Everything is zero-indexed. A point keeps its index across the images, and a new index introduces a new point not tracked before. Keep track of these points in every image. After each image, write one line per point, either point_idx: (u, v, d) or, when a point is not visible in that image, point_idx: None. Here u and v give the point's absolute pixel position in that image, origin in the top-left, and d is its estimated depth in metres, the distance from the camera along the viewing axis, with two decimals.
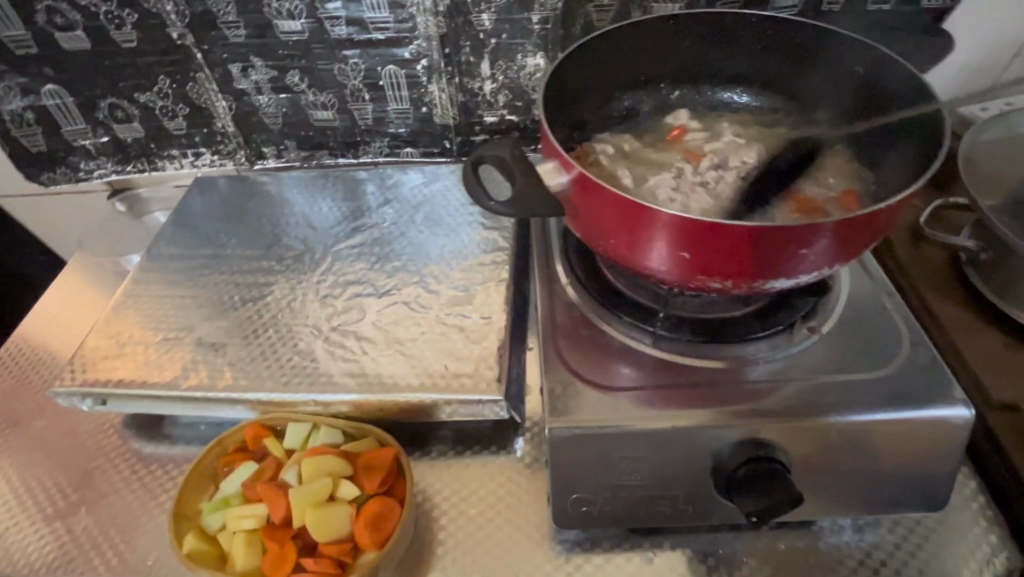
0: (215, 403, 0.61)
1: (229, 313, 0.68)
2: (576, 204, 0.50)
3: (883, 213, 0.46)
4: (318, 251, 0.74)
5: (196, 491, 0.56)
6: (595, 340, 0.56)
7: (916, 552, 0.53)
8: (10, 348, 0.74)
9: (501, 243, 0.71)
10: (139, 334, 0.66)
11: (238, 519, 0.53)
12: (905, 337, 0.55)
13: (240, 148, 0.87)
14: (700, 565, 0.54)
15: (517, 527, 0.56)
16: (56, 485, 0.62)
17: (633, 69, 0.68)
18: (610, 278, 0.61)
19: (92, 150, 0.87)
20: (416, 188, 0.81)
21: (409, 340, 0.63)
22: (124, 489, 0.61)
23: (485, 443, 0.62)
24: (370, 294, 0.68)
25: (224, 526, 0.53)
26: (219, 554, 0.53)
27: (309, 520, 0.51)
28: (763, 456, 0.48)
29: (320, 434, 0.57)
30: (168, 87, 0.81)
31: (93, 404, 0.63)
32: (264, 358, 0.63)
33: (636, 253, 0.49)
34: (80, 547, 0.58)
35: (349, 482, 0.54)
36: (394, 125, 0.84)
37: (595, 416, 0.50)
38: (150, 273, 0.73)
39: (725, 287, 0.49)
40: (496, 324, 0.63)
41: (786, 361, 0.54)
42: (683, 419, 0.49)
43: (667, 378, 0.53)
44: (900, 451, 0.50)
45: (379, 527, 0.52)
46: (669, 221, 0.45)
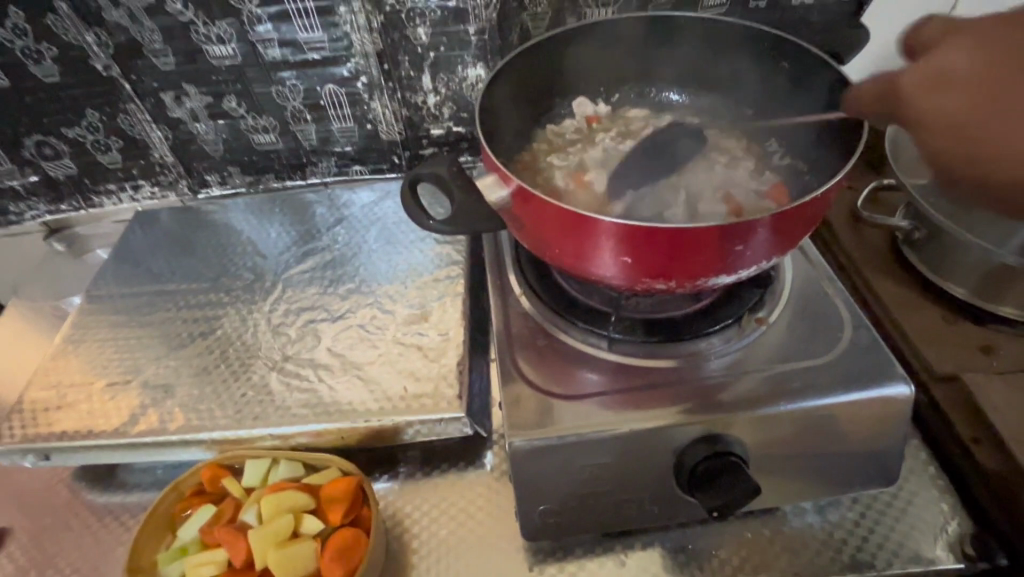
0: (167, 447, 0.58)
1: (178, 351, 0.65)
2: (519, 216, 0.50)
3: (815, 204, 0.47)
4: (268, 279, 0.72)
5: (153, 540, 0.54)
6: (552, 349, 0.56)
7: (875, 528, 0.55)
8: None
9: (455, 257, 0.71)
10: (82, 381, 0.63)
11: (197, 567, 0.51)
12: (848, 320, 0.57)
13: (181, 178, 0.85)
14: (672, 562, 0.54)
15: (489, 543, 0.56)
16: (8, 545, 0.59)
17: (571, 76, 0.69)
18: (563, 285, 0.61)
19: (22, 191, 0.83)
20: (366, 207, 0.80)
21: (366, 364, 0.62)
22: (77, 546, 0.59)
23: (453, 460, 0.62)
24: (325, 319, 0.66)
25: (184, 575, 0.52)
26: None
27: (273, 560, 0.50)
28: (721, 450, 0.48)
29: (280, 469, 0.56)
30: (98, 120, 0.78)
31: (37, 460, 0.60)
32: (216, 395, 0.61)
33: (582, 260, 0.49)
34: None
35: (312, 516, 0.53)
36: (339, 144, 0.83)
37: (555, 427, 0.50)
38: (91, 314, 0.70)
39: (670, 288, 0.49)
40: (454, 339, 0.63)
41: (737, 354, 0.55)
42: (640, 422, 0.49)
43: (624, 381, 0.53)
44: (849, 432, 0.51)
45: (346, 559, 0.51)
46: (614, 229, 0.45)
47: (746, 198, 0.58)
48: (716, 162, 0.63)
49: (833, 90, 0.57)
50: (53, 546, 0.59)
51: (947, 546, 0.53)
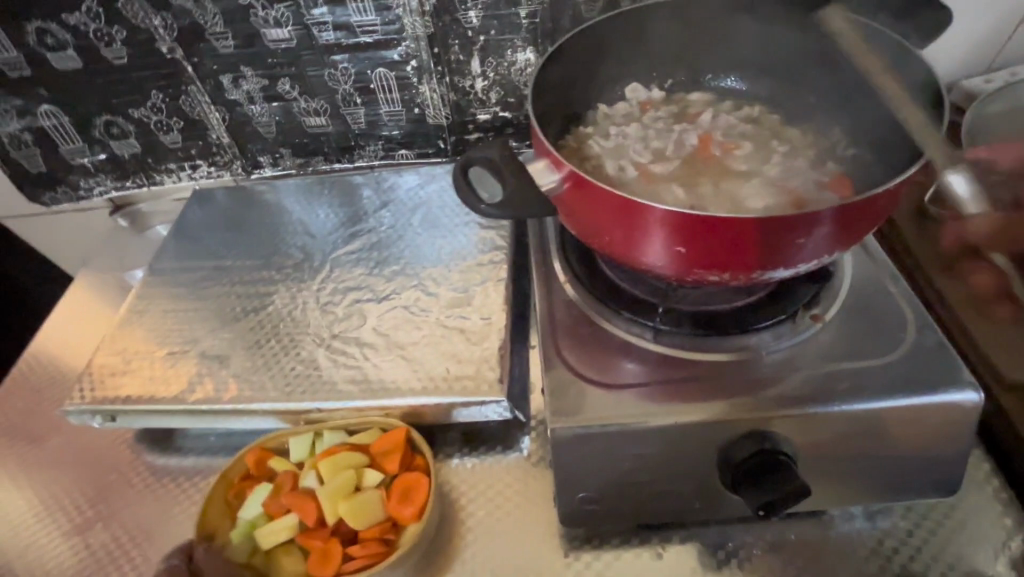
0: (222, 415, 0.61)
1: (233, 324, 0.68)
2: (570, 202, 0.49)
3: (885, 195, 0.45)
4: (317, 259, 0.74)
5: (218, 526, 0.54)
6: (596, 338, 0.56)
7: (929, 539, 0.53)
8: (29, 359, 0.77)
9: (499, 242, 0.71)
10: (145, 349, 0.67)
11: (272, 536, 0.52)
12: (911, 321, 0.54)
13: (236, 159, 0.88)
14: (711, 559, 0.54)
15: (528, 526, 0.58)
16: (80, 497, 0.65)
17: (625, 60, 0.67)
18: (608, 274, 0.60)
19: (91, 167, 0.87)
20: (412, 190, 0.81)
21: (410, 345, 0.62)
22: (140, 503, 0.64)
23: (492, 443, 0.64)
24: (370, 300, 0.68)
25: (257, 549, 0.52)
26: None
27: (345, 511, 0.52)
28: (771, 448, 0.47)
29: (323, 440, 0.58)
30: (162, 101, 0.81)
31: (104, 421, 0.64)
32: (267, 368, 0.63)
33: (633, 249, 0.48)
34: (107, 557, 0.60)
35: (370, 469, 0.55)
36: (387, 128, 0.84)
37: (598, 414, 0.49)
38: (153, 287, 0.74)
39: (722, 280, 0.48)
40: (496, 324, 0.63)
41: (789, 351, 0.53)
42: (688, 414, 0.48)
43: (669, 373, 0.52)
44: (907, 437, 0.49)
45: (412, 499, 0.53)
46: (670, 217, 0.44)
47: (806, 189, 0.55)
48: (775, 150, 0.60)
49: (907, 76, 0.54)
50: (120, 502, 0.64)
51: (1008, 564, 0.50)
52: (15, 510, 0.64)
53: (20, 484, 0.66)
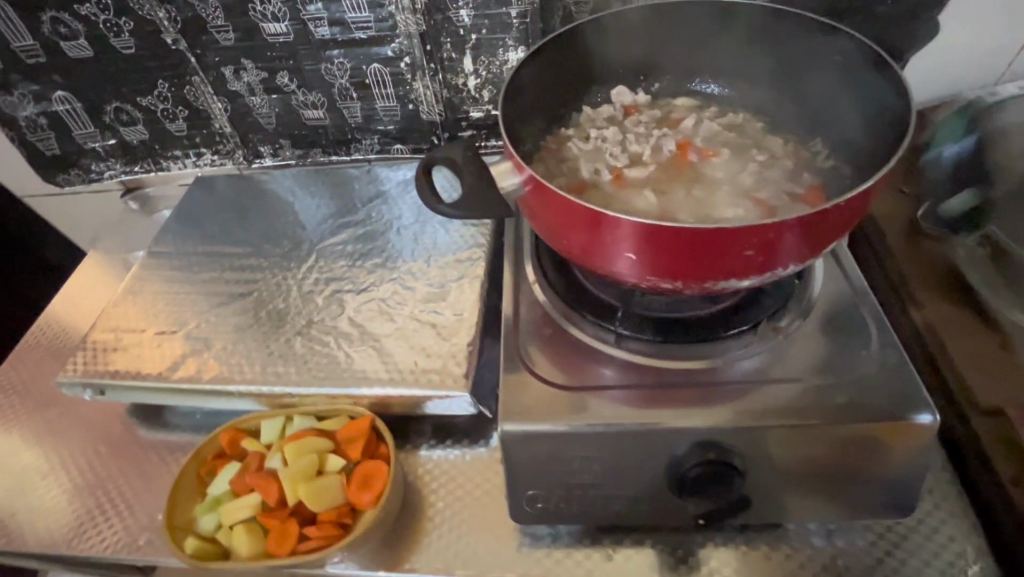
0: (202, 395, 0.64)
1: (219, 308, 0.71)
2: (531, 205, 0.49)
3: (846, 209, 0.44)
4: (304, 248, 0.76)
5: (187, 499, 0.57)
6: (559, 340, 0.56)
7: (884, 559, 0.52)
8: (34, 332, 0.81)
9: (479, 240, 0.72)
10: (136, 328, 0.70)
11: (233, 513, 0.54)
12: (878, 338, 0.53)
13: (238, 148, 0.91)
14: (659, 563, 0.55)
15: (485, 520, 0.59)
16: (70, 465, 0.69)
17: (610, 63, 0.67)
18: (579, 277, 0.61)
19: (102, 152, 0.91)
20: (402, 185, 0.82)
21: (384, 336, 0.64)
22: (125, 474, 0.67)
23: (461, 436, 0.65)
24: (350, 290, 0.69)
25: (220, 524, 0.55)
26: (221, 550, 0.54)
27: (304, 493, 0.54)
28: (714, 459, 0.47)
29: (294, 424, 0.60)
30: (168, 91, 0.84)
31: (93, 394, 0.67)
32: (247, 353, 0.65)
33: (591, 255, 0.48)
34: (90, 523, 0.64)
35: (334, 455, 0.56)
36: (383, 123, 0.86)
37: (548, 414, 0.50)
38: (149, 269, 0.77)
39: (677, 288, 0.48)
40: (467, 320, 0.64)
41: (749, 362, 0.52)
42: (637, 419, 0.48)
43: (625, 378, 0.52)
44: (861, 456, 0.48)
45: (370, 486, 0.55)
46: (624, 226, 0.44)
47: (778, 199, 0.55)
48: (754, 159, 0.59)
49: (889, 88, 0.53)
50: (108, 471, 0.68)
51: None
52: (11, 473, 0.69)
53: (17, 449, 0.71)
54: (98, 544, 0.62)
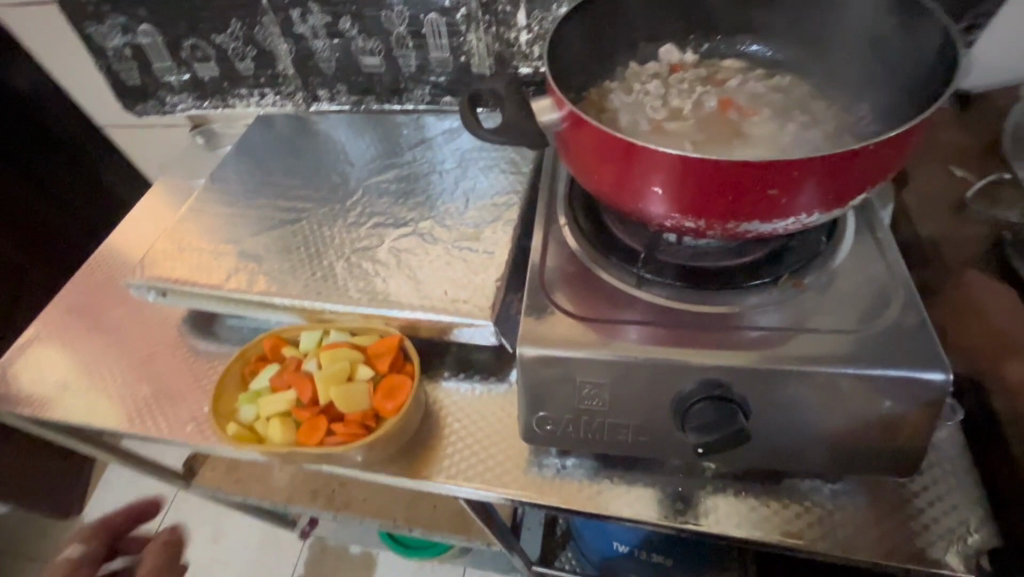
0: (251, 305, 0.70)
1: (271, 231, 0.76)
2: (567, 140, 0.52)
3: (877, 155, 0.44)
4: (352, 184, 0.81)
5: (231, 391, 0.63)
6: (582, 278, 0.59)
7: (883, 519, 0.53)
8: (111, 245, 0.91)
9: (516, 187, 0.75)
10: (196, 243, 0.77)
11: (270, 406, 0.60)
12: (904, 301, 0.52)
13: (299, 91, 0.96)
14: (657, 500, 0.57)
15: (496, 445, 0.63)
16: (133, 360, 0.77)
17: (660, 20, 0.68)
18: (609, 223, 0.63)
19: (176, 86, 0.98)
20: (448, 133, 0.86)
21: (418, 266, 0.68)
22: (179, 373, 0.75)
23: (483, 370, 0.69)
24: (390, 224, 0.73)
25: (258, 415, 0.60)
26: (257, 437, 0.60)
27: (335, 394, 0.59)
28: (722, 396, 0.49)
29: (330, 336, 0.66)
30: (240, 30, 0.90)
31: (157, 297, 0.74)
32: (292, 272, 0.70)
33: (619, 188, 0.50)
34: (147, 410, 0.72)
35: (364, 365, 0.61)
36: (435, 74, 0.89)
37: (563, 340, 0.52)
38: (211, 193, 0.84)
39: (699, 228, 0.49)
40: (498, 259, 0.67)
41: (766, 312, 0.54)
42: (648, 353, 0.51)
43: (642, 316, 0.55)
44: (869, 410, 0.49)
45: (394, 396, 0.60)
46: (653, 157, 0.45)
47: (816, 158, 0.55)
48: (796, 119, 0.59)
49: (944, 51, 0.52)
50: (165, 368, 0.76)
51: (959, 555, 0.51)
52: (85, 362, 0.78)
53: (90, 344, 0.80)
54: (153, 429, 0.70)
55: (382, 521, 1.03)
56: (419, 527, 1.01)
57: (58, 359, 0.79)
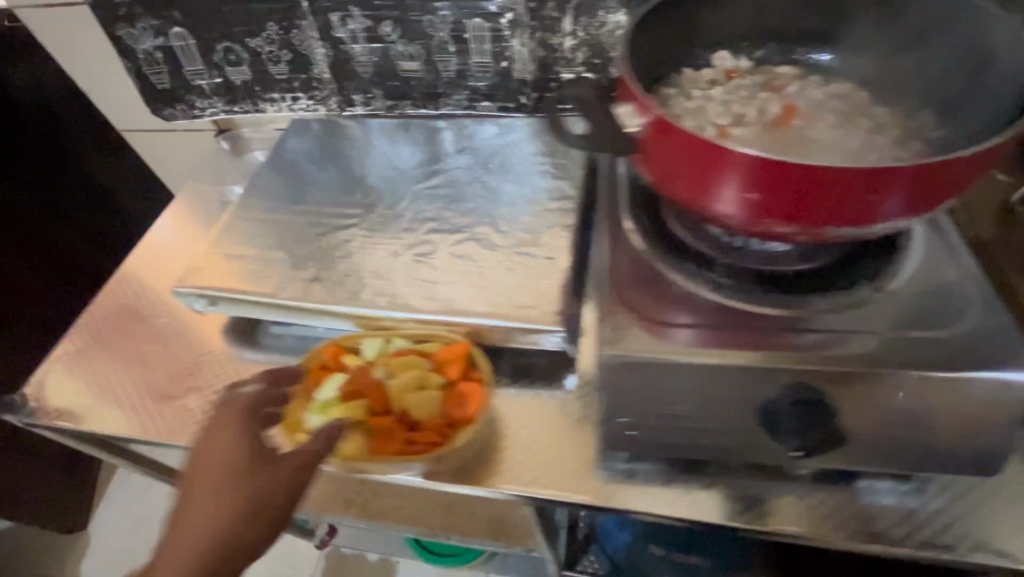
0: (308, 313, 0.69)
1: (321, 238, 0.75)
2: (652, 146, 0.52)
3: (970, 161, 0.45)
4: (399, 190, 0.80)
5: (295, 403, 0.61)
6: (655, 284, 0.59)
7: (955, 516, 0.55)
8: (147, 253, 0.90)
9: (569, 192, 0.75)
10: (242, 250, 0.75)
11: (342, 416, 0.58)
12: (977, 302, 0.54)
13: (333, 95, 0.95)
14: (733, 504, 0.58)
15: (564, 451, 0.63)
16: (179, 369, 0.76)
17: (716, 27, 0.68)
18: (676, 228, 0.64)
19: (206, 90, 0.96)
20: (491, 139, 0.86)
21: (478, 273, 0.67)
22: (229, 383, 0.74)
23: (542, 376, 0.69)
24: (444, 230, 0.73)
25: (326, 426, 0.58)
26: None
27: (410, 401, 0.59)
28: (810, 398, 0.49)
29: (393, 344, 0.65)
30: (276, 34, 0.88)
31: (206, 305, 0.73)
32: (349, 279, 0.69)
33: (708, 194, 0.51)
34: (203, 421, 0.71)
35: (435, 373, 0.61)
36: (475, 79, 0.89)
37: (646, 346, 0.53)
38: (253, 199, 0.82)
39: (788, 233, 0.50)
40: (559, 265, 0.66)
41: (843, 315, 0.55)
42: (732, 358, 0.51)
43: (723, 321, 0.55)
44: (955, 412, 0.49)
45: (469, 403, 0.60)
46: (751, 163, 0.46)
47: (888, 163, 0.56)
48: (861, 126, 0.60)
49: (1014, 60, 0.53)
50: (215, 379, 0.75)
51: None
52: (130, 373, 0.76)
53: (138, 353, 0.78)
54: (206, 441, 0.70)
55: (419, 529, 1.01)
56: (457, 535, 1.00)
57: (99, 373, 0.77)
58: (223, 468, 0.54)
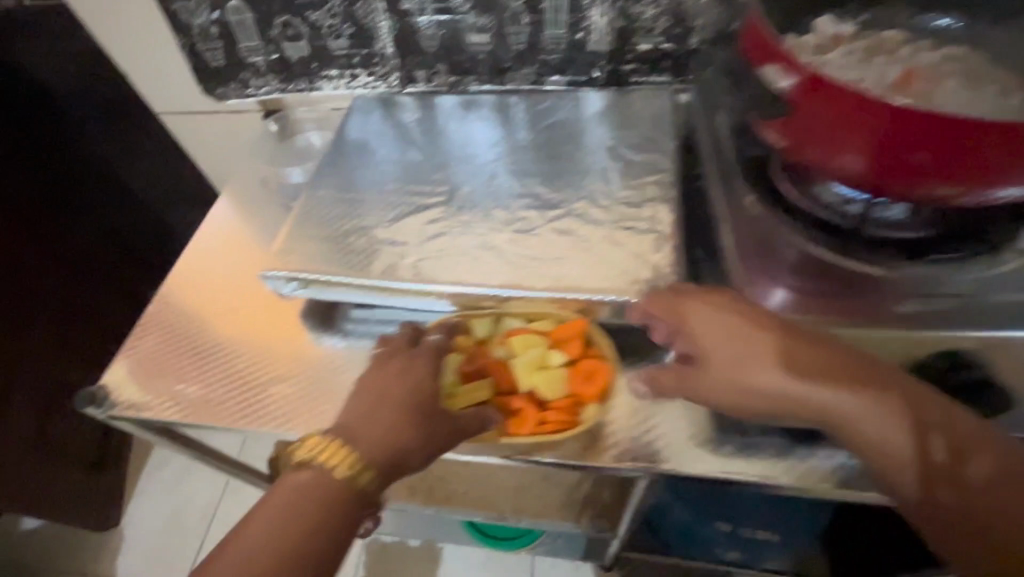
0: (408, 294, 0.66)
1: (408, 217, 0.73)
2: (801, 108, 0.50)
3: None
4: (481, 165, 0.78)
5: None
6: (784, 259, 0.61)
7: None
8: (216, 239, 0.88)
9: (662, 165, 0.73)
10: (327, 230, 0.73)
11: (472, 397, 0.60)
12: None
13: (395, 71, 0.92)
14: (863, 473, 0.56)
15: (678, 425, 0.60)
16: (264, 354, 0.75)
17: None
18: (795, 198, 0.64)
19: (262, 67, 0.92)
20: (567, 113, 0.84)
21: (584, 248, 0.65)
22: (318, 369, 0.73)
23: (641, 350, 0.65)
24: (538, 206, 0.71)
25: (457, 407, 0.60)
26: None
27: (539, 380, 0.61)
28: (950, 365, 0.53)
29: (506, 323, 0.65)
30: (338, 6, 0.84)
31: (295, 288, 0.70)
32: (447, 257, 0.67)
33: (864, 155, 0.49)
34: (300, 406, 0.70)
35: (556, 351, 0.62)
36: (546, 52, 0.86)
37: (790, 320, 0.56)
38: (329, 179, 0.79)
39: (947, 192, 0.49)
40: (668, 237, 0.65)
41: (973, 281, 0.57)
42: (875, 330, 0.55)
43: (858, 292, 0.58)
44: None
45: (593, 380, 0.61)
46: (924, 120, 0.45)
47: None
48: (984, 90, 0.59)
49: None
50: (304, 365, 0.73)
51: None
52: (213, 360, 0.74)
53: (219, 340, 0.76)
54: (304, 429, 0.68)
55: (487, 513, 1.01)
56: (527, 518, 1.00)
57: (181, 360, 0.75)
58: (411, 389, 0.54)
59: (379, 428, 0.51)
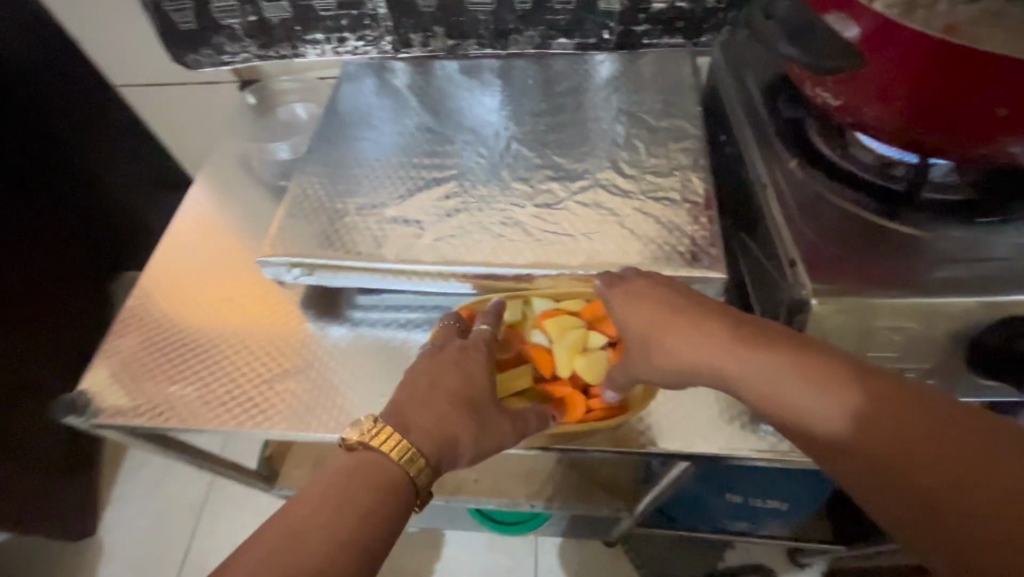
0: (428, 277, 0.61)
1: (420, 192, 0.67)
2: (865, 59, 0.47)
3: None
4: (493, 133, 0.73)
5: None
6: (835, 222, 0.57)
7: None
8: (199, 224, 0.80)
9: (688, 131, 0.69)
10: (330, 209, 0.66)
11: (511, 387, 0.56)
12: None
13: (387, 35, 0.84)
14: None
15: (722, 404, 0.61)
16: (267, 347, 0.68)
17: None
18: (839, 161, 0.61)
19: (238, 30, 0.83)
20: (579, 78, 0.79)
21: (616, 221, 0.61)
22: (328, 361, 0.67)
23: None
24: (560, 177, 0.66)
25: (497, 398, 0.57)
26: None
27: (582, 364, 0.57)
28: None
29: (535, 306, 0.60)
30: None
31: (298, 275, 0.64)
32: (469, 234, 0.62)
33: (933, 109, 0.46)
34: (311, 402, 0.64)
35: (595, 332, 0.59)
36: (554, 11, 0.80)
37: (857, 288, 0.51)
38: (325, 153, 0.72)
39: (1021, 147, 0.46)
40: (704, 208, 0.61)
41: None
42: (955, 294, 0.49)
43: (920, 255, 0.54)
44: None
45: None
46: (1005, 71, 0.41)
47: None
48: None
49: None
50: (312, 356, 0.67)
51: None
52: (209, 357, 0.67)
53: (213, 334, 0.69)
54: (320, 426, 0.62)
55: (500, 500, 0.97)
56: (541, 502, 0.97)
57: (172, 358, 0.67)
58: (465, 388, 0.49)
59: (431, 418, 0.46)
